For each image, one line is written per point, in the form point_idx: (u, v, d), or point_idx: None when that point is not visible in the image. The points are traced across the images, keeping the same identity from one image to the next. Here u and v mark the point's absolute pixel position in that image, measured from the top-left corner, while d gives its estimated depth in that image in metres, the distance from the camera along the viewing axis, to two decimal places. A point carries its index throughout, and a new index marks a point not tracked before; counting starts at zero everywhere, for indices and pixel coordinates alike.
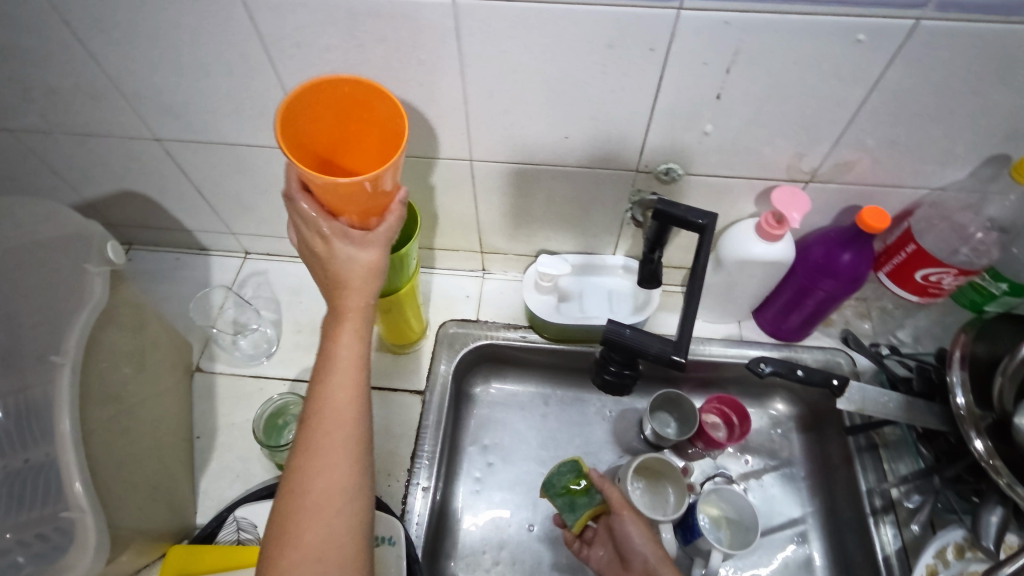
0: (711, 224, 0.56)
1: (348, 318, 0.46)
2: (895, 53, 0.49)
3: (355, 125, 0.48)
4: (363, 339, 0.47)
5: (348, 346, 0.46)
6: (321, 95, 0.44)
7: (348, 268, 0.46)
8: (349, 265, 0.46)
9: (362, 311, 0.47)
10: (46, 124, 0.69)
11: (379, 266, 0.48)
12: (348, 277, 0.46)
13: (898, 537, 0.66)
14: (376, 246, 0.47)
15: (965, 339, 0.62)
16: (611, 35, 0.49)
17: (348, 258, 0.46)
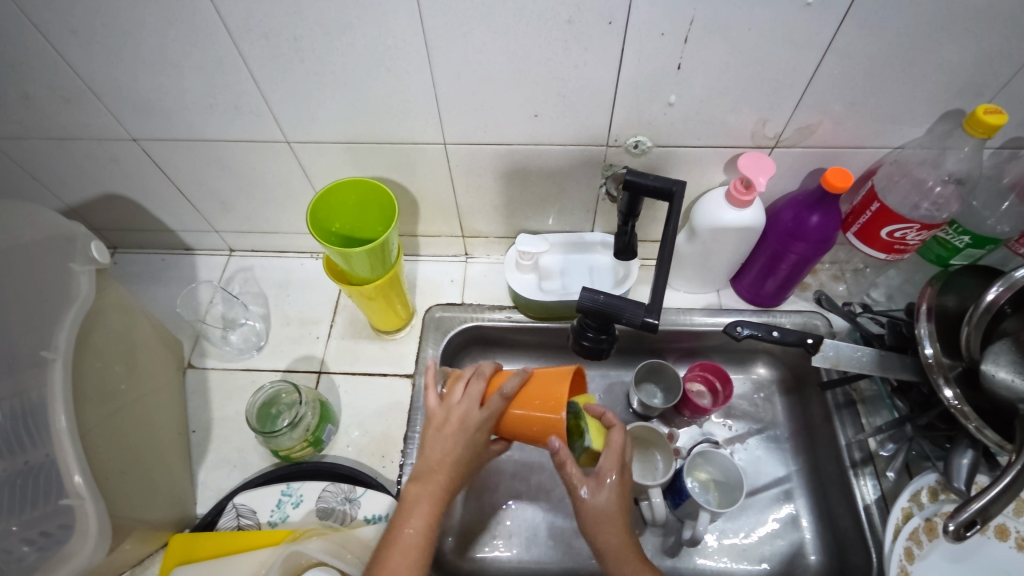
0: (680, 191, 0.58)
1: (422, 502, 0.52)
2: (845, 14, 0.51)
3: None
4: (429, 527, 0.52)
5: (411, 532, 0.51)
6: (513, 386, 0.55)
7: (455, 449, 0.53)
8: (457, 448, 0.54)
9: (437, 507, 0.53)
10: (23, 130, 0.69)
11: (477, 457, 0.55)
12: (449, 454, 0.53)
13: (877, 487, 0.68)
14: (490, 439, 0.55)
15: (932, 292, 0.63)
16: (569, 11, 0.51)
17: (459, 444, 0.54)
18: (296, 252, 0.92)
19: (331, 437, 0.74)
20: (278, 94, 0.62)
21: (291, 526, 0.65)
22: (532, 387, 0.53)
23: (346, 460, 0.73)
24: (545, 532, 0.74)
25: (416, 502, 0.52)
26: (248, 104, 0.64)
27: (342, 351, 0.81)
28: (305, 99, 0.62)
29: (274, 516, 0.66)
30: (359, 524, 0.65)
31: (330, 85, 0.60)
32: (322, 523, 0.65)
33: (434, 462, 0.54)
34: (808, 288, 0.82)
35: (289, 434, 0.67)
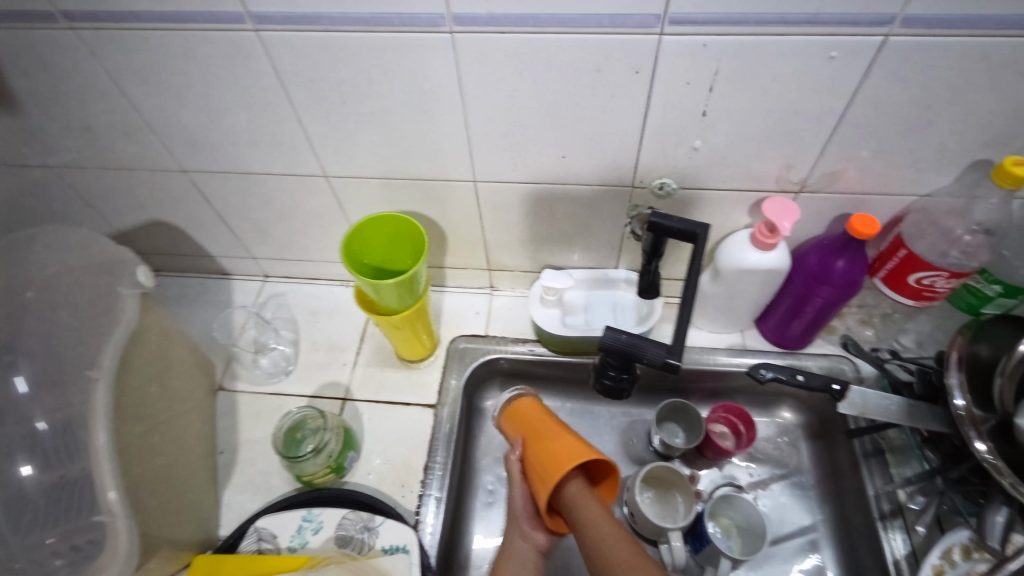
0: (704, 234, 0.59)
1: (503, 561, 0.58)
2: (869, 66, 0.52)
3: (533, 453, 0.59)
4: None
5: None
6: (539, 446, 0.58)
7: (511, 506, 0.61)
8: (514, 507, 0.60)
9: (528, 563, 0.58)
10: (84, 160, 0.74)
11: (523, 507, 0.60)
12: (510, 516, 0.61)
13: (907, 542, 0.66)
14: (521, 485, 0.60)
15: (962, 340, 0.62)
16: (599, 60, 0.53)
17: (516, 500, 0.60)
18: (328, 280, 0.95)
19: (353, 463, 0.75)
20: (321, 133, 0.65)
21: (310, 551, 0.66)
22: (552, 450, 0.57)
23: (367, 488, 0.74)
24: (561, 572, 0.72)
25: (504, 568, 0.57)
26: (291, 141, 0.67)
27: (367, 379, 0.83)
28: (346, 136, 0.66)
29: (294, 541, 0.67)
30: (377, 553, 0.65)
31: (368, 124, 0.64)
32: (340, 551, 0.66)
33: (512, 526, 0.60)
34: (835, 331, 0.81)
35: (313, 460, 0.68)
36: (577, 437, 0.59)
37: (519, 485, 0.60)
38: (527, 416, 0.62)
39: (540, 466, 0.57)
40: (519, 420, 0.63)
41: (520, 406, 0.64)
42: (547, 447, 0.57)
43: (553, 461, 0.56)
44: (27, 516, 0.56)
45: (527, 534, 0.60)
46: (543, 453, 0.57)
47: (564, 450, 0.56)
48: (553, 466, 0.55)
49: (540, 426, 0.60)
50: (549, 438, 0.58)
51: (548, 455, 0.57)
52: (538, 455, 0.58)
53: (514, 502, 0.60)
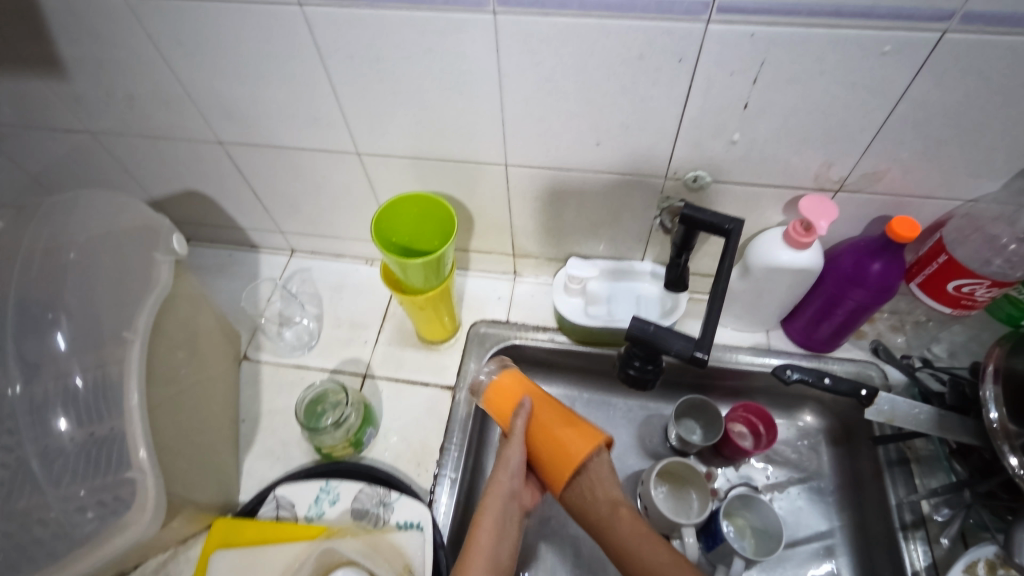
0: (737, 229, 0.58)
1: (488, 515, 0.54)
2: (923, 63, 0.50)
3: (537, 431, 0.57)
4: (506, 542, 0.53)
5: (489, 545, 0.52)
6: (544, 424, 0.57)
7: (504, 465, 0.57)
8: (507, 466, 0.57)
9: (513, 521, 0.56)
10: (124, 127, 0.76)
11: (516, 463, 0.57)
12: (499, 473, 0.57)
13: (929, 554, 0.64)
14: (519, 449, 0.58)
15: (999, 352, 0.61)
16: (642, 47, 0.52)
17: (512, 461, 0.57)
18: (353, 258, 0.95)
19: (371, 439, 0.76)
20: (357, 110, 0.66)
21: (326, 522, 0.67)
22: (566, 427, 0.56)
23: (383, 464, 0.75)
24: (571, 560, 0.72)
25: (487, 524, 0.53)
26: (326, 117, 0.68)
27: (388, 357, 0.84)
28: (380, 114, 0.66)
29: (311, 511, 0.68)
30: (391, 529, 0.65)
31: (403, 103, 0.63)
32: (356, 524, 0.66)
33: (501, 477, 0.56)
34: (864, 336, 0.79)
35: (333, 433, 0.69)
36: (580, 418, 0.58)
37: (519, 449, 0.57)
38: (511, 389, 0.61)
39: (550, 454, 0.56)
40: (510, 395, 0.60)
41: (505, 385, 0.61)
42: (554, 424, 0.56)
43: (568, 438, 0.55)
44: (63, 467, 0.59)
45: (514, 493, 0.56)
46: (550, 440, 0.56)
47: (576, 441, 0.55)
48: (570, 446, 0.55)
49: (543, 407, 0.58)
50: (556, 420, 0.56)
51: (560, 435, 0.56)
52: (546, 433, 0.56)
53: (508, 459, 0.57)
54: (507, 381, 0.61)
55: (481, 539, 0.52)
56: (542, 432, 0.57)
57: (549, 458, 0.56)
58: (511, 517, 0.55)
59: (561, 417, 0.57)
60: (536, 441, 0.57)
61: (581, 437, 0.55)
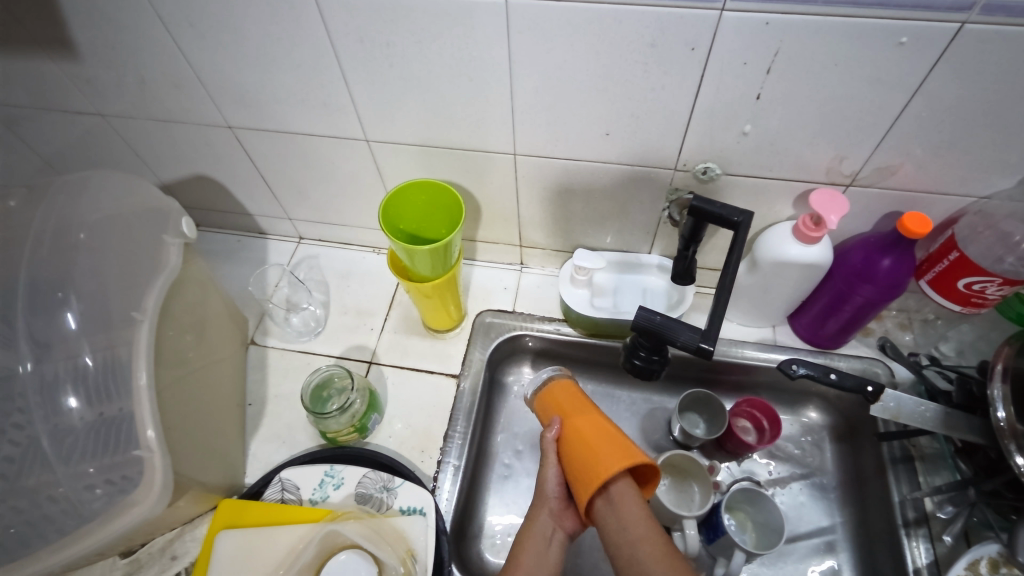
0: (746, 222, 0.58)
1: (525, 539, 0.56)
2: (940, 55, 0.49)
3: (574, 445, 0.58)
4: (545, 565, 0.55)
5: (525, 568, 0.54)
6: (581, 438, 0.58)
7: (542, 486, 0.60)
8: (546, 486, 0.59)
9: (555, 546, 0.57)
10: (135, 110, 0.76)
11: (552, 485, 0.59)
12: (539, 494, 0.60)
13: (930, 551, 0.64)
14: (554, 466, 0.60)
15: (1008, 352, 0.60)
16: (654, 34, 0.52)
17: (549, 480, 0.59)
18: (360, 246, 0.96)
19: (375, 425, 0.76)
20: (366, 96, 0.66)
21: (330, 506, 0.68)
22: (597, 442, 0.56)
23: (387, 450, 0.75)
24: (571, 550, 0.72)
25: (525, 545, 0.56)
26: (335, 103, 0.68)
27: (393, 345, 0.84)
28: (390, 100, 0.65)
29: (315, 495, 0.68)
30: (394, 513, 0.66)
31: (413, 89, 0.63)
32: (359, 507, 0.67)
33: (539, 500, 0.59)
34: (872, 333, 0.79)
35: (337, 418, 0.70)
36: (616, 433, 0.58)
37: (555, 467, 0.60)
38: (558, 401, 0.64)
39: (581, 467, 0.56)
40: (557, 406, 0.63)
41: (555, 394, 0.65)
42: (590, 439, 0.57)
43: (597, 453, 0.55)
44: (74, 445, 0.62)
45: (556, 515, 0.58)
46: (580, 454, 0.57)
47: (607, 453, 0.55)
48: (600, 460, 0.54)
49: (574, 423, 0.60)
50: (590, 432, 0.58)
51: (592, 448, 0.56)
52: (580, 447, 0.57)
53: (546, 480, 0.60)
54: (556, 392, 0.65)
55: (522, 563, 0.54)
56: (577, 446, 0.57)
57: (581, 473, 0.56)
58: (549, 541, 0.56)
59: (596, 432, 0.58)
60: (571, 455, 0.58)
61: (614, 453, 0.55)
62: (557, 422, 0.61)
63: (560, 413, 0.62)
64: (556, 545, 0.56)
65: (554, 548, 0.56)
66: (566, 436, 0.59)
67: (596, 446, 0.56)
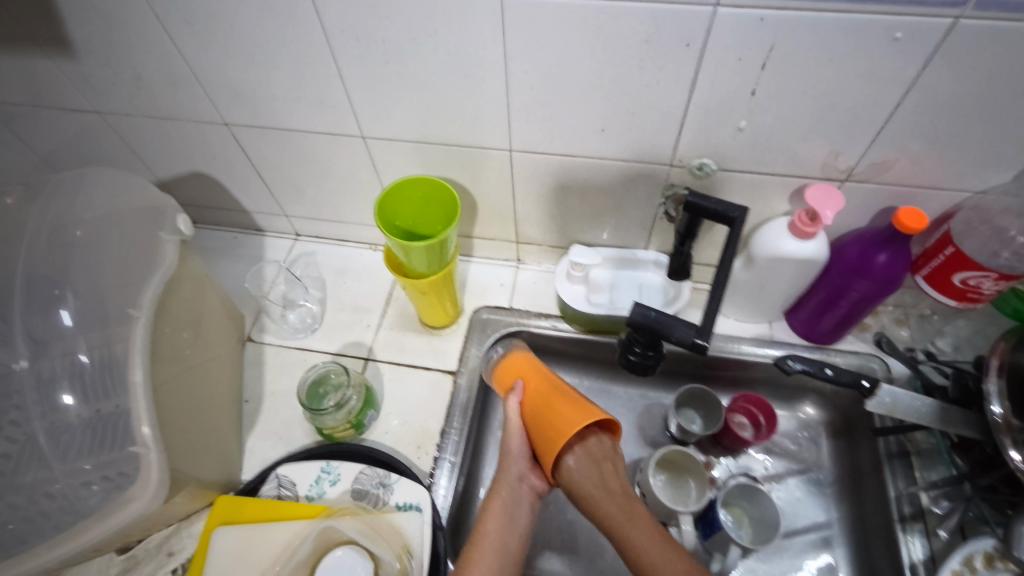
0: (742, 218, 0.58)
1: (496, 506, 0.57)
2: (935, 49, 0.49)
3: (535, 411, 0.58)
4: (514, 531, 0.56)
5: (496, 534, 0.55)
6: (540, 401, 0.58)
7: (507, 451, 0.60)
8: (510, 452, 0.60)
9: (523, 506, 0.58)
10: (131, 108, 0.76)
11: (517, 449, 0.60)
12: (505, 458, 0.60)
13: (926, 546, 0.64)
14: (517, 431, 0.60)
15: (1004, 347, 0.61)
16: (649, 30, 0.52)
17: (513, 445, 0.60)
18: (357, 243, 0.96)
19: (372, 421, 0.77)
20: (362, 93, 0.66)
21: (327, 502, 0.68)
22: (558, 403, 0.57)
23: (384, 447, 0.75)
24: (567, 545, 0.73)
25: (494, 510, 0.56)
26: (331, 100, 0.68)
27: (390, 342, 0.84)
28: (385, 97, 0.65)
29: (312, 491, 0.68)
30: (391, 509, 0.66)
31: (408, 86, 0.63)
32: (356, 503, 0.67)
33: (507, 466, 0.59)
34: (868, 328, 0.79)
35: (334, 415, 0.70)
36: (575, 395, 0.58)
37: (519, 431, 0.60)
38: (517, 367, 0.63)
39: (543, 428, 0.57)
40: (514, 371, 0.64)
41: (514, 362, 0.65)
42: (549, 403, 0.57)
43: (557, 415, 0.56)
44: (71, 442, 0.62)
45: (523, 477, 0.59)
46: (543, 416, 0.57)
47: (567, 413, 0.55)
48: (560, 422, 0.55)
49: (536, 388, 0.60)
50: (551, 395, 0.58)
51: (551, 412, 0.56)
52: (541, 412, 0.57)
53: (510, 443, 0.60)
54: (511, 360, 0.65)
55: (490, 525, 0.56)
56: (539, 410, 0.58)
57: (543, 433, 0.56)
58: (518, 503, 0.57)
59: (555, 394, 0.58)
60: (534, 419, 0.58)
61: (573, 412, 0.55)
62: (520, 388, 0.61)
63: (522, 378, 0.62)
64: (524, 505, 0.58)
65: (522, 508, 0.57)
66: (529, 400, 0.60)
67: (554, 407, 0.56)
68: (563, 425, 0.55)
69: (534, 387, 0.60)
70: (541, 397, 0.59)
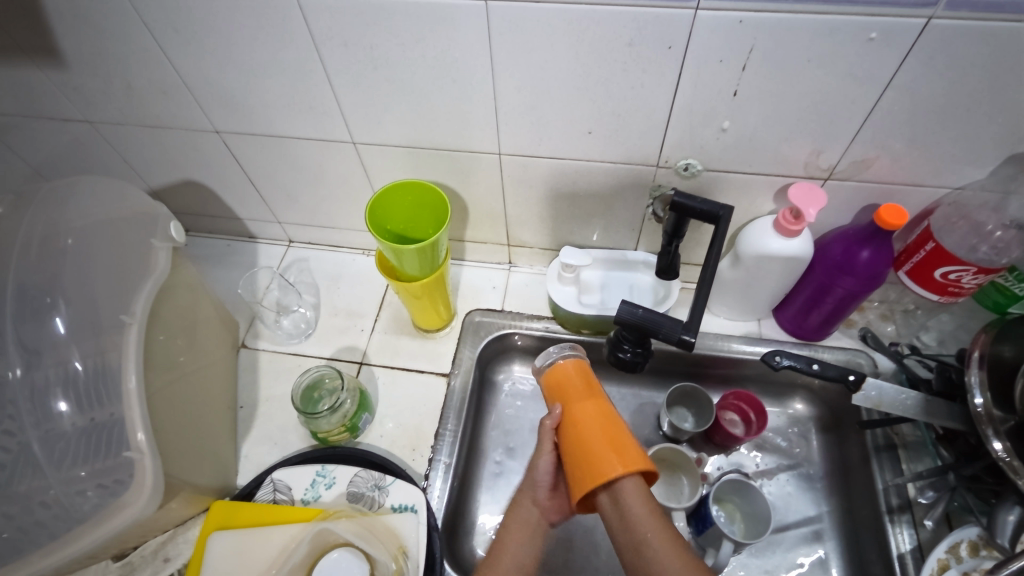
0: (727, 216, 0.59)
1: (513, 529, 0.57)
2: (909, 49, 0.51)
3: (572, 439, 0.55)
4: (528, 555, 0.56)
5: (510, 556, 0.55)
6: (579, 429, 0.54)
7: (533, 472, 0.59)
8: (537, 474, 0.58)
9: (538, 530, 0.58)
10: (123, 117, 0.77)
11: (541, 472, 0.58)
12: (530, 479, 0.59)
13: (913, 537, 0.65)
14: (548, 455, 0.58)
15: (985, 339, 0.62)
16: (632, 34, 0.53)
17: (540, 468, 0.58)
18: (350, 248, 0.96)
19: (367, 425, 0.77)
20: (352, 99, 0.66)
21: (323, 505, 0.68)
22: (595, 437, 0.53)
23: (379, 449, 0.76)
24: (562, 545, 0.73)
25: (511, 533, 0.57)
26: (322, 107, 0.69)
27: (384, 345, 0.85)
28: (375, 102, 0.66)
29: (307, 494, 0.69)
30: (386, 511, 0.67)
31: (398, 92, 0.64)
32: (351, 506, 0.68)
33: (529, 487, 0.59)
34: (854, 324, 0.80)
35: (328, 418, 0.70)
36: (622, 436, 0.54)
37: (549, 452, 0.58)
38: (567, 381, 0.59)
39: (580, 463, 0.53)
40: (561, 385, 0.59)
41: (563, 372, 0.60)
42: (588, 436, 0.54)
43: (594, 452, 0.52)
44: (66, 451, 0.62)
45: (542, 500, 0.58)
46: (579, 449, 0.53)
47: (606, 454, 0.52)
48: (597, 462, 0.51)
49: (580, 414, 0.55)
50: (591, 424, 0.54)
51: (589, 448, 0.53)
52: (579, 443, 0.54)
53: (539, 465, 0.58)
54: (563, 369, 0.60)
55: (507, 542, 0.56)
56: (575, 441, 0.54)
57: (576, 469, 0.53)
58: (535, 528, 0.57)
59: (596, 428, 0.54)
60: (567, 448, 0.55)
61: (613, 455, 0.51)
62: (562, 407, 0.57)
63: (567, 398, 0.57)
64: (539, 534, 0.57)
65: (537, 535, 0.57)
66: (567, 423, 0.56)
67: (594, 443, 0.53)
68: (600, 467, 0.51)
69: (577, 410, 0.56)
70: (581, 424, 0.55)
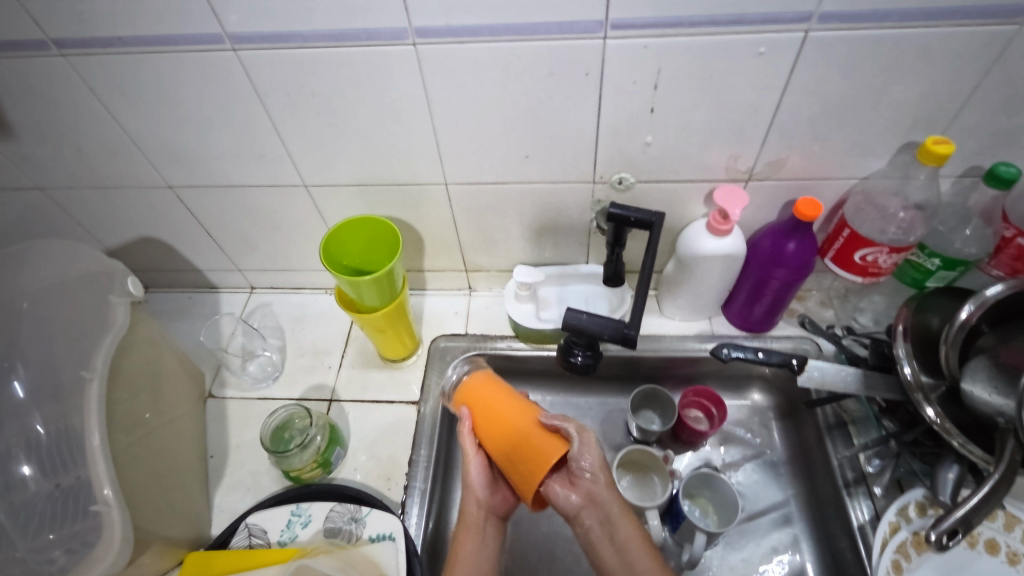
0: (659, 222, 0.64)
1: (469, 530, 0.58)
2: (796, 59, 0.57)
3: (497, 438, 0.55)
4: (487, 548, 0.58)
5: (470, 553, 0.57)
6: (497, 427, 0.55)
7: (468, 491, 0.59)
8: (471, 490, 0.59)
9: (489, 529, 0.60)
10: (74, 180, 0.78)
11: (476, 478, 0.59)
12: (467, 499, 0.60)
13: (871, 507, 0.69)
14: (473, 460, 0.59)
15: (906, 313, 0.66)
16: (551, 65, 0.58)
17: (476, 481, 0.59)
18: (313, 288, 0.98)
19: (340, 459, 0.77)
20: (299, 143, 0.69)
21: (300, 545, 0.68)
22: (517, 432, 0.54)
23: (354, 483, 0.76)
24: (545, 557, 0.74)
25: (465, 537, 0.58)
26: (272, 154, 0.72)
27: (352, 380, 0.86)
28: (322, 146, 0.70)
29: (284, 535, 0.69)
30: (364, 542, 0.67)
31: (342, 133, 0.68)
32: (329, 541, 0.68)
33: (474, 494, 0.59)
34: (796, 313, 0.85)
35: (299, 454, 0.71)
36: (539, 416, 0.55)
37: (474, 458, 0.59)
38: (475, 390, 0.59)
39: (509, 459, 0.54)
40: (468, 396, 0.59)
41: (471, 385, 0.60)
42: (509, 430, 0.54)
43: (520, 445, 0.53)
44: (32, 515, 0.62)
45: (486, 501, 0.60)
46: (506, 447, 0.54)
47: (535, 444, 0.53)
48: (528, 450, 0.53)
49: (481, 409, 0.57)
50: (509, 419, 0.55)
51: (513, 438, 0.54)
52: (503, 439, 0.54)
53: (470, 474, 0.59)
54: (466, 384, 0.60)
55: (463, 550, 0.57)
56: (500, 439, 0.55)
57: (512, 466, 0.54)
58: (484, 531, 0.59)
59: (516, 421, 0.55)
60: (496, 449, 0.55)
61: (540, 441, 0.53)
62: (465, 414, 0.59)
63: (465, 403, 0.59)
64: (491, 531, 0.60)
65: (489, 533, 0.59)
66: (474, 423, 0.58)
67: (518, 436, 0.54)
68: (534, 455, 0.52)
69: (488, 405, 0.57)
70: (497, 423, 0.55)
